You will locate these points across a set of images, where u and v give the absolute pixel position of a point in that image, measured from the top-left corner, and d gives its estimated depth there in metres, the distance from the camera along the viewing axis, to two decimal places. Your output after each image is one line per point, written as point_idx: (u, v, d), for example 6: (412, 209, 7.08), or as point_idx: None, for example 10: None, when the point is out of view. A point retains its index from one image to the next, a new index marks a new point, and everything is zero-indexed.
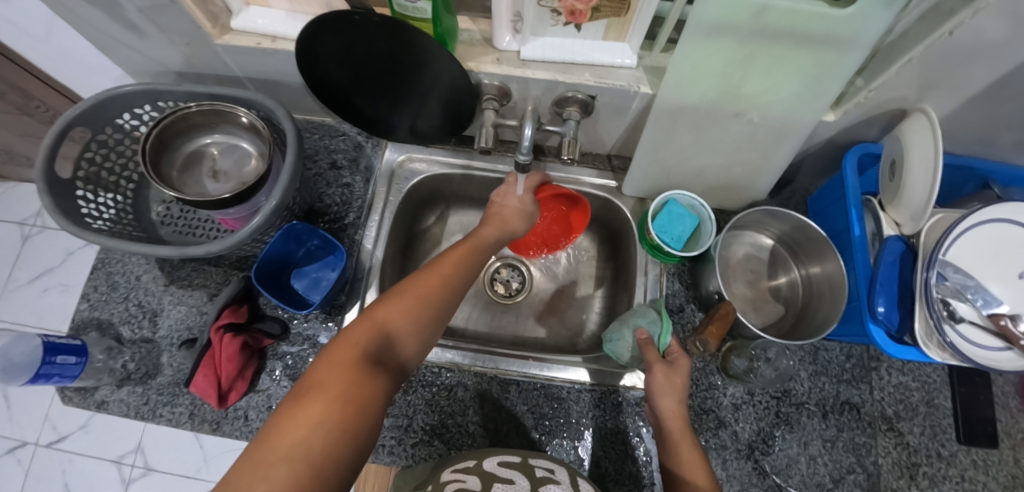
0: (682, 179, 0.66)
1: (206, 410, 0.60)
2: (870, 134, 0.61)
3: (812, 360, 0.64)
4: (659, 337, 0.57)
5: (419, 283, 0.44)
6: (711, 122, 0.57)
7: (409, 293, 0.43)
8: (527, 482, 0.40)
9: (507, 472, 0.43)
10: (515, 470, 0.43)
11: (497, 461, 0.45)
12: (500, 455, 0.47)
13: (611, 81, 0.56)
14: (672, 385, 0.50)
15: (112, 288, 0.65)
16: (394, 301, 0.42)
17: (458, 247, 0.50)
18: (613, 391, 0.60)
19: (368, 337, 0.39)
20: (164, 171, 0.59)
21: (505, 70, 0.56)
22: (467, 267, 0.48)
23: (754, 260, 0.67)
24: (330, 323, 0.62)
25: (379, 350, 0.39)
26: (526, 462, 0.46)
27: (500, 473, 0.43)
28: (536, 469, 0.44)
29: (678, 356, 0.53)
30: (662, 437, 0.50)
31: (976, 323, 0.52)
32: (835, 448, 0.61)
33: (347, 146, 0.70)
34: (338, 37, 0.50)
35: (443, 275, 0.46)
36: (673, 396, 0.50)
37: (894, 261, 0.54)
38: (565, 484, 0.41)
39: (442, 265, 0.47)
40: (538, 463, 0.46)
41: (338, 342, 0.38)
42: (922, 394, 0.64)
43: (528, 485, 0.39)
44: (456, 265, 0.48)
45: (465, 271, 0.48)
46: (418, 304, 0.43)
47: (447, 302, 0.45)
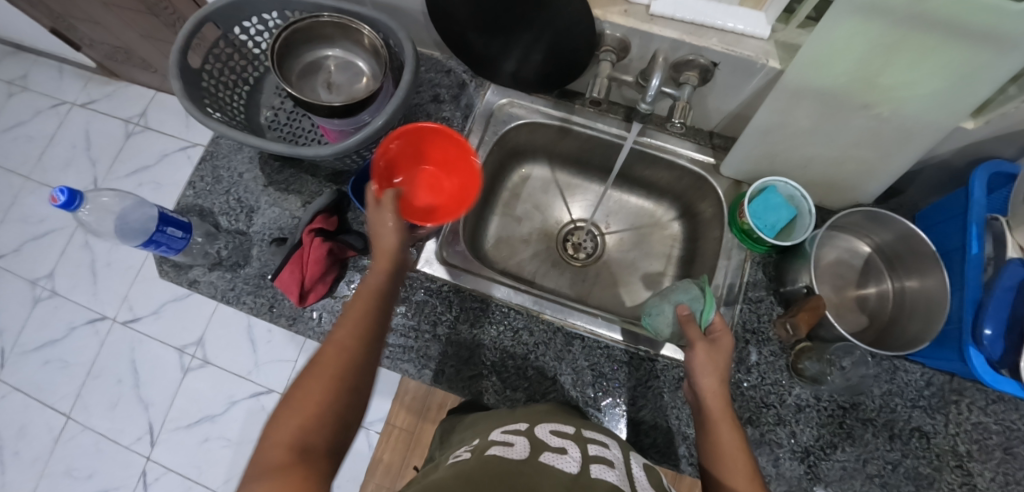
0: (787, 167, 0.63)
1: (285, 306, 0.63)
2: (1009, 152, 0.56)
3: (889, 379, 0.61)
4: (702, 314, 0.53)
5: (324, 357, 0.40)
6: (836, 111, 0.54)
7: (331, 348, 0.40)
8: (577, 453, 0.35)
9: (558, 441, 0.37)
10: (566, 439, 0.38)
11: (550, 428, 0.40)
12: (552, 423, 0.42)
13: (739, 50, 0.54)
14: (714, 365, 0.47)
15: (217, 180, 0.70)
16: (305, 387, 0.38)
17: (357, 294, 0.45)
18: (653, 359, 0.60)
19: (296, 422, 0.36)
20: (286, 75, 0.62)
21: (630, 23, 0.55)
22: (371, 313, 0.44)
23: (845, 265, 0.64)
24: (411, 248, 0.64)
25: (306, 439, 0.36)
26: (581, 434, 0.40)
27: (551, 441, 0.37)
28: (590, 443, 0.38)
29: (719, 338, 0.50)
30: (702, 423, 0.46)
31: None
32: (895, 472, 0.58)
33: (451, 83, 0.71)
34: None
35: (347, 340, 0.41)
36: (716, 376, 0.47)
37: (1013, 288, 0.50)
38: (619, 468, 0.34)
39: (344, 329, 0.42)
40: (593, 436, 0.41)
41: (265, 445, 0.35)
42: (1004, 439, 0.60)
43: (579, 459, 0.34)
44: (360, 318, 0.43)
45: (373, 324, 0.43)
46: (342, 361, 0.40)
47: (366, 362, 0.41)
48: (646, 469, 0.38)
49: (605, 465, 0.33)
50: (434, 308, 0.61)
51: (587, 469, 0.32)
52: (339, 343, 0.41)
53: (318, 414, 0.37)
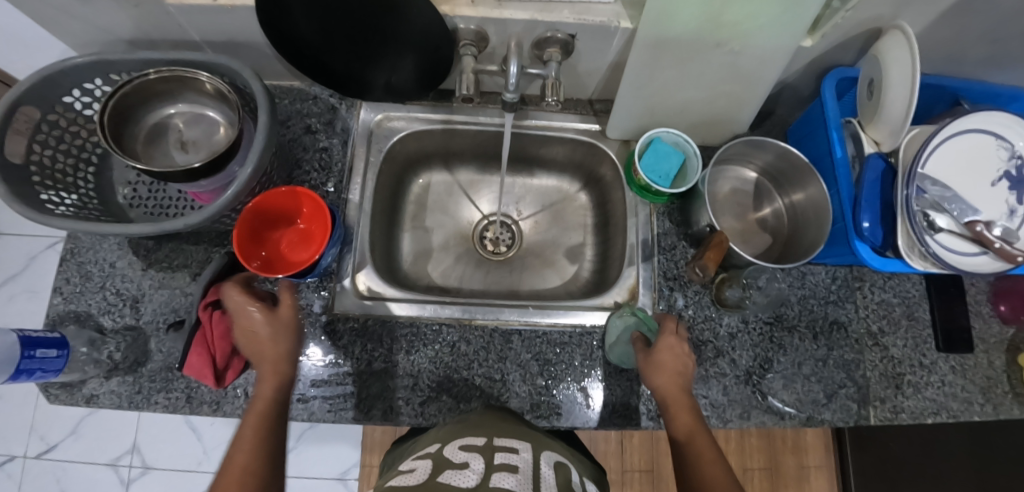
0: (666, 116, 0.65)
1: (204, 391, 0.58)
2: (847, 58, 0.61)
3: (800, 285, 0.66)
4: (647, 327, 0.59)
5: (223, 486, 0.39)
6: (693, 55, 0.56)
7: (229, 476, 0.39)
8: (481, 466, 0.35)
9: (462, 456, 0.37)
10: (472, 452, 0.37)
11: (458, 445, 0.39)
12: (464, 438, 0.41)
13: (592, 17, 0.54)
14: (665, 365, 0.50)
15: (86, 279, 0.62)
16: None
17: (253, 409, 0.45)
18: (591, 333, 0.61)
19: None
20: (128, 145, 0.55)
21: (481, 13, 0.54)
22: (269, 423, 0.44)
23: (740, 193, 0.68)
24: (323, 292, 0.60)
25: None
26: (491, 442, 0.40)
27: (457, 457, 0.37)
28: (498, 452, 0.38)
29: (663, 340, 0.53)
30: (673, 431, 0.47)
31: (956, 232, 0.54)
32: (827, 365, 0.64)
33: (320, 110, 0.67)
34: None
35: (242, 464, 0.40)
36: (678, 387, 0.49)
37: (876, 180, 0.56)
38: (522, 472, 0.34)
39: (238, 453, 0.41)
40: (504, 443, 0.40)
41: None
42: (904, 309, 0.68)
43: (480, 471, 0.34)
44: (255, 433, 0.43)
45: (269, 437, 0.43)
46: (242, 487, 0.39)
47: (267, 479, 0.41)
48: (555, 466, 0.39)
49: (507, 473, 0.33)
50: (364, 347, 0.58)
51: (486, 480, 0.32)
52: (237, 466, 0.40)
53: None
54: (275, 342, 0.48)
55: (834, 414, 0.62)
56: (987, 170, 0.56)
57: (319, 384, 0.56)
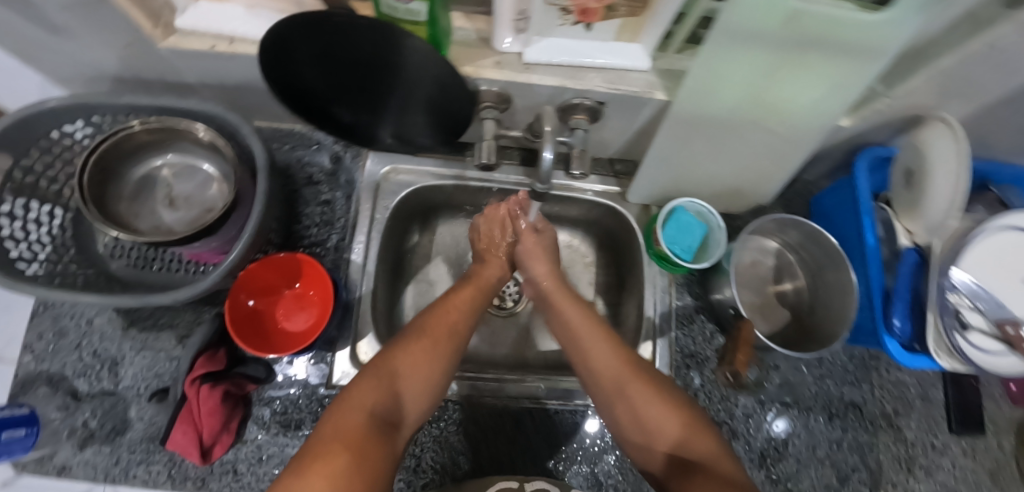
0: (693, 185, 0.62)
1: (189, 466, 0.54)
2: (880, 137, 0.59)
3: (818, 365, 0.64)
4: None
5: (422, 337, 0.44)
6: (729, 132, 0.53)
7: (421, 345, 0.43)
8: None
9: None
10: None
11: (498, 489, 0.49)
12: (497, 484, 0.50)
13: (624, 87, 0.51)
14: (540, 250, 0.57)
15: (61, 335, 0.57)
16: (409, 343, 0.43)
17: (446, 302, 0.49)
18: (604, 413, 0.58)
19: (377, 397, 0.38)
20: (111, 205, 0.51)
21: (506, 76, 0.50)
22: (471, 313, 0.50)
23: (760, 266, 0.65)
24: (321, 363, 0.57)
25: (386, 410, 0.38)
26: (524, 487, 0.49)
27: None
28: None
29: (573, 310, 0.51)
30: (601, 390, 0.45)
31: (986, 331, 0.52)
32: (840, 449, 0.62)
33: (323, 158, 0.62)
34: (315, 41, 0.43)
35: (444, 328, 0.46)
36: (587, 333, 0.48)
37: (910, 275, 0.54)
38: None
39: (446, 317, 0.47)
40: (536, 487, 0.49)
41: (337, 409, 0.37)
42: (919, 389, 0.66)
43: None
44: (456, 318, 0.48)
45: (462, 325, 0.48)
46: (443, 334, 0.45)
47: (461, 339, 0.47)
48: None
49: None
50: None
51: None
52: (430, 337, 0.44)
53: (419, 361, 0.42)
54: (489, 274, 0.56)
55: None
56: None
57: None
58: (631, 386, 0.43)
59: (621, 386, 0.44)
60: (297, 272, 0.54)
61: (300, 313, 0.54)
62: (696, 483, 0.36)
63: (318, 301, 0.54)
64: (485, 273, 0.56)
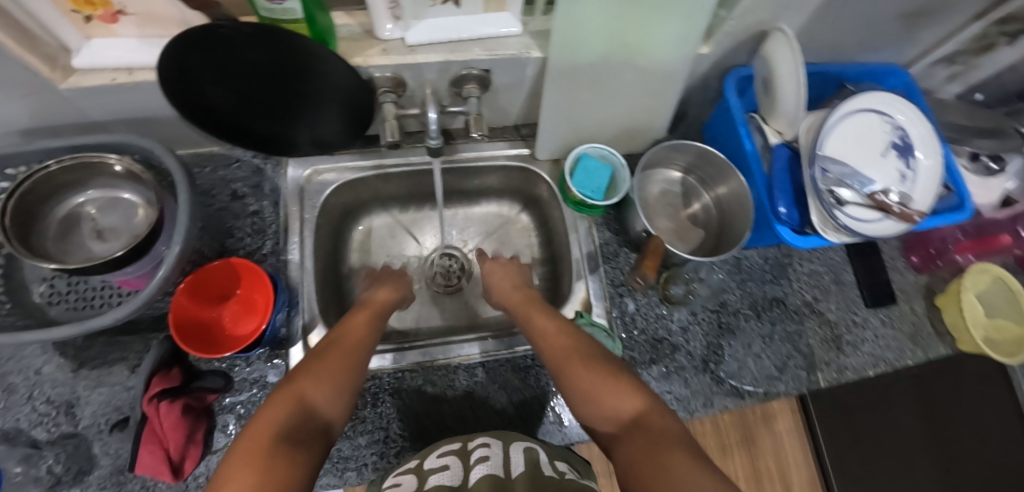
0: (591, 132, 0.67)
1: (163, 488, 0.55)
2: (741, 58, 0.67)
3: (737, 270, 0.70)
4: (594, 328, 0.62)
5: (323, 359, 0.46)
6: (605, 75, 0.58)
7: (326, 364, 0.45)
8: (458, 469, 0.42)
9: (441, 462, 0.45)
10: (450, 457, 0.45)
11: (439, 451, 0.47)
12: (441, 447, 0.49)
13: (502, 52, 0.56)
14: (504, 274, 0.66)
15: (10, 391, 0.57)
16: (313, 366, 0.45)
17: (346, 333, 0.51)
18: None
19: (289, 413, 0.39)
20: (38, 245, 0.52)
21: (394, 60, 0.55)
22: (365, 336, 0.52)
23: (669, 194, 0.71)
24: (277, 360, 0.59)
25: (296, 425, 0.39)
26: (465, 446, 0.48)
27: (434, 463, 0.45)
28: (474, 450, 0.46)
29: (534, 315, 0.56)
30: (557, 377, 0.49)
31: (861, 203, 0.60)
32: (774, 341, 0.68)
33: (245, 173, 0.65)
34: (209, 58, 0.45)
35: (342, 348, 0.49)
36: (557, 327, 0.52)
37: (785, 167, 0.60)
38: (494, 459, 0.43)
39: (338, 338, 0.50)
40: (476, 442, 0.48)
41: (247, 428, 0.37)
42: (831, 275, 0.73)
43: (460, 470, 0.42)
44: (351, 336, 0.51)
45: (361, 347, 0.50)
46: (344, 354, 0.48)
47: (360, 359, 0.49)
48: (524, 449, 0.45)
49: (481, 464, 0.42)
50: None
51: (465, 477, 0.41)
52: (330, 358, 0.46)
53: (319, 384, 0.43)
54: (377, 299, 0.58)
55: (787, 385, 0.67)
56: (878, 142, 0.62)
57: None
58: (581, 371, 0.46)
59: (573, 372, 0.46)
60: (237, 278, 0.56)
61: (246, 319, 0.56)
62: (639, 439, 0.38)
63: (258, 304, 0.55)
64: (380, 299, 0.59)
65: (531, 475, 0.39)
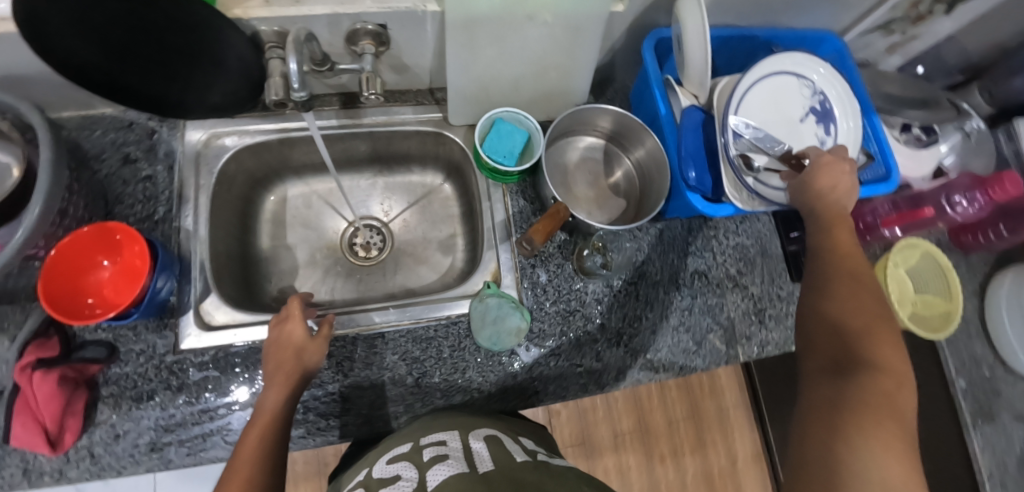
0: (504, 95, 0.65)
1: (43, 461, 0.53)
2: (662, 18, 0.64)
3: (658, 242, 0.68)
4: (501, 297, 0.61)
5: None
6: (508, 29, 0.55)
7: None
8: (415, 472, 0.39)
9: (392, 469, 0.41)
10: (401, 462, 0.41)
11: (386, 460, 0.43)
12: (391, 450, 0.45)
13: (395, 4, 0.53)
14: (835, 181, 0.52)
15: None
16: None
17: (248, 435, 0.44)
18: (457, 322, 0.61)
19: None
20: None
21: (277, 13, 0.52)
22: (269, 452, 0.43)
23: (591, 162, 0.68)
24: (166, 330, 0.57)
25: None
26: (415, 445, 0.44)
27: (386, 471, 0.41)
28: (426, 449, 0.43)
29: (839, 231, 0.50)
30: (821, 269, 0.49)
31: (775, 169, 0.57)
32: (693, 314, 0.66)
33: (139, 136, 0.62)
34: (61, 7, 0.40)
35: (244, 476, 0.41)
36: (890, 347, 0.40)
37: (696, 129, 0.58)
38: (454, 457, 0.40)
39: (243, 453, 0.43)
40: (430, 440, 0.45)
41: None
42: (758, 247, 0.72)
43: (416, 476, 0.39)
44: (255, 454, 0.43)
45: (273, 459, 0.44)
46: (252, 475, 0.41)
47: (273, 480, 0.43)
48: (485, 440, 0.45)
49: (439, 464, 0.39)
50: (218, 379, 0.56)
51: (423, 480, 0.37)
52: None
53: None
54: (277, 388, 0.47)
55: (705, 359, 0.65)
56: (796, 107, 0.59)
57: (172, 428, 0.54)
58: (848, 284, 0.45)
59: (842, 285, 0.45)
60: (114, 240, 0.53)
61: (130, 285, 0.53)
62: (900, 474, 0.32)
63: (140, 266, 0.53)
64: (274, 386, 0.48)
65: (498, 466, 0.39)
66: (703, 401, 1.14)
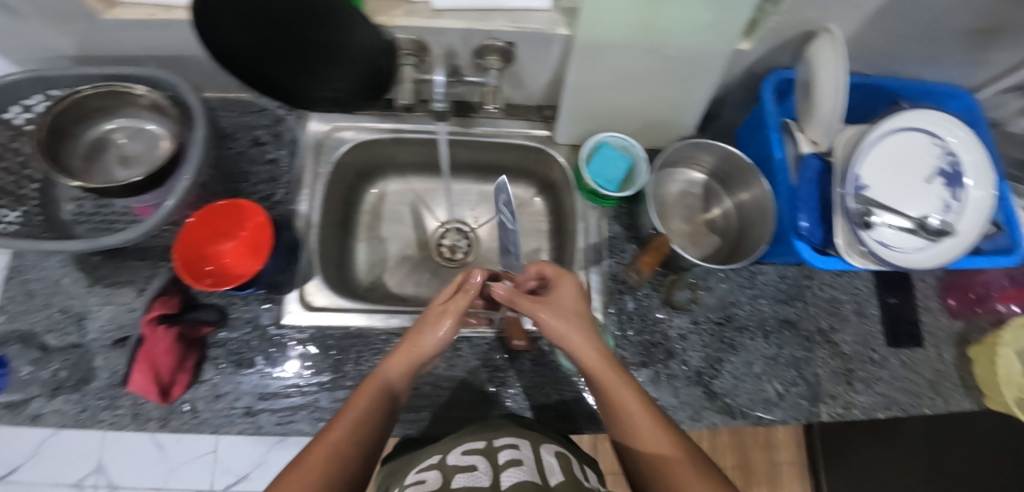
0: (609, 119, 0.65)
1: (151, 408, 0.57)
2: (786, 59, 0.62)
3: (750, 285, 0.67)
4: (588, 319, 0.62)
5: (317, 456, 0.39)
6: (628, 60, 0.56)
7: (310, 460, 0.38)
8: (489, 467, 0.39)
9: (467, 460, 0.42)
10: (477, 456, 0.42)
11: (460, 450, 0.44)
12: (464, 444, 0.46)
13: (527, 25, 0.54)
14: (563, 315, 0.46)
15: (30, 296, 0.61)
16: (303, 464, 0.38)
17: (362, 396, 0.44)
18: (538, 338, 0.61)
19: None
20: (66, 162, 0.56)
21: (417, 23, 0.54)
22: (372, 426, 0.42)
23: (689, 196, 0.68)
24: (271, 304, 0.61)
25: None
26: (489, 444, 0.45)
27: (461, 462, 0.41)
28: (500, 450, 0.43)
29: (608, 370, 0.43)
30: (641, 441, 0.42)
31: (895, 229, 0.55)
32: (778, 364, 0.64)
33: (268, 121, 0.67)
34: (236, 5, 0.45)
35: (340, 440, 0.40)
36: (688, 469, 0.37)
37: (813, 179, 0.57)
38: (529, 464, 0.40)
39: (348, 418, 0.42)
40: (503, 442, 0.45)
41: None
42: (854, 305, 0.69)
43: (489, 470, 0.39)
44: (357, 423, 0.42)
45: (376, 427, 0.42)
46: (363, 434, 0.41)
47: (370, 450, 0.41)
48: (556, 455, 0.44)
49: (515, 464, 0.39)
50: (312, 358, 0.59)
51: (498, 477, 0.37)
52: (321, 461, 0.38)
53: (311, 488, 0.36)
54: (403, 356, 0.47)
55: (785, 413, 0.63)
56: (922, 167, 0.57)
57: (266, 397, 0.57)
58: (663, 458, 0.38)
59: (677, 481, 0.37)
60: (237, 215, 0.57)
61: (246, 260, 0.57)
62: None
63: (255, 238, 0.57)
64: (402, 352, 0.47)
65: (573, 483, 0.38)
66: (755, 454, 1.09)
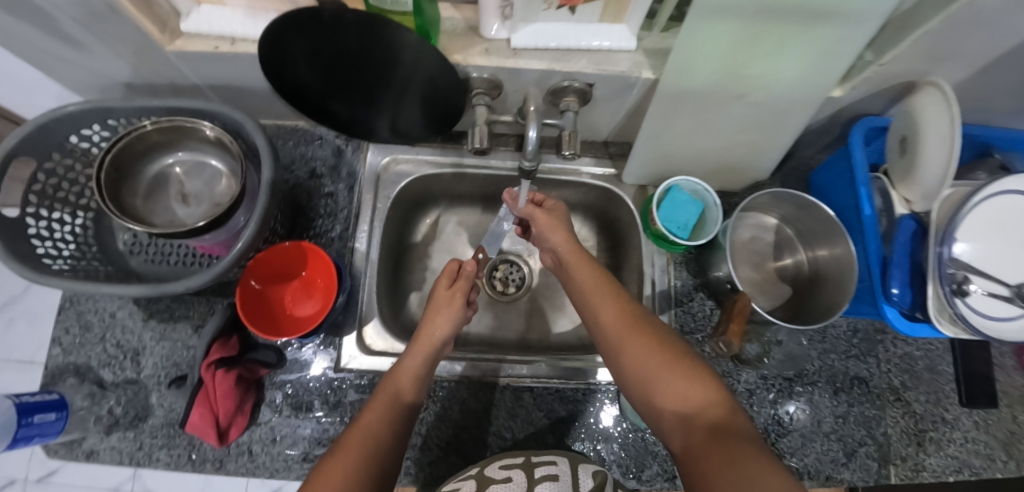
0: (684, 162, 0.62)
1: (207, 449, 0.57)
2: (875, 106, 0.59)
3: (820, 339, 0.64)
4: None
5: (344, 451, 0.40)
6: (714, 106, 0.53)
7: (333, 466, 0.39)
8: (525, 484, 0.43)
9: (505, 474, 0.45)
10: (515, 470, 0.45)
11: (501, 463, 0.47)
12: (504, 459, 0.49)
13: (611, 68, 0.52)
14: (555, 223, 0.57)
15: (85, 329, 0.60)
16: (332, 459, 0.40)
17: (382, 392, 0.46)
18: (601, 390, 0.60)
19: None
20: (126, 199, 0.54)
21: (494, 63, 0.51)
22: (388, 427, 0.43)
23: (760, 242, 0.66)
24: (330, 347, 0.59)
25: None
26: (529, 460, 0.48)
27: (498, 474, 0.45)
28: (539, 467, 0.46)
29: (581, 264, 0.53)
30: (606, 344, 0.46)
31: (989, 295, 0.52)
32: (847, 423, 0.62)
33: (326, 152, 0.65)
34: (309, 35, 0.43)
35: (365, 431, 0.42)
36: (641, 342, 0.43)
37: (907, 242, 0.54)
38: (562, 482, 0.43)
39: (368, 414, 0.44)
40: (541, 459, 0.48)
41: None
42: (927, 362, 0.66)
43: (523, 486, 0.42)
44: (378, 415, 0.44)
45: (395, 422, 0.44)
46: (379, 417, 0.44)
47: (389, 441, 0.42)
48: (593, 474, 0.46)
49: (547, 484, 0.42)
50: None
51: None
52: (347, 451, 0.40)
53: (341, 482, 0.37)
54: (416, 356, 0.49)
55: (853, 473, 0.60)
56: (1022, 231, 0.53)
57: (325, 443, 0.56)
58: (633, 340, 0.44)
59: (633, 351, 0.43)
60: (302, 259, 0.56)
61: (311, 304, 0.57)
62: (700, 435, 0.35)
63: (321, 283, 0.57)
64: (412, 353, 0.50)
65: None
66: None
